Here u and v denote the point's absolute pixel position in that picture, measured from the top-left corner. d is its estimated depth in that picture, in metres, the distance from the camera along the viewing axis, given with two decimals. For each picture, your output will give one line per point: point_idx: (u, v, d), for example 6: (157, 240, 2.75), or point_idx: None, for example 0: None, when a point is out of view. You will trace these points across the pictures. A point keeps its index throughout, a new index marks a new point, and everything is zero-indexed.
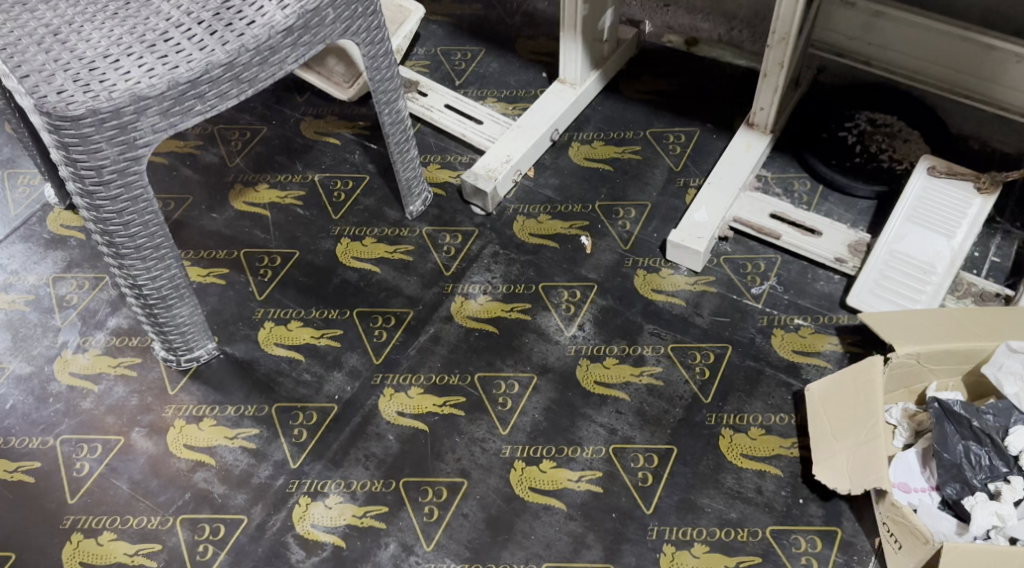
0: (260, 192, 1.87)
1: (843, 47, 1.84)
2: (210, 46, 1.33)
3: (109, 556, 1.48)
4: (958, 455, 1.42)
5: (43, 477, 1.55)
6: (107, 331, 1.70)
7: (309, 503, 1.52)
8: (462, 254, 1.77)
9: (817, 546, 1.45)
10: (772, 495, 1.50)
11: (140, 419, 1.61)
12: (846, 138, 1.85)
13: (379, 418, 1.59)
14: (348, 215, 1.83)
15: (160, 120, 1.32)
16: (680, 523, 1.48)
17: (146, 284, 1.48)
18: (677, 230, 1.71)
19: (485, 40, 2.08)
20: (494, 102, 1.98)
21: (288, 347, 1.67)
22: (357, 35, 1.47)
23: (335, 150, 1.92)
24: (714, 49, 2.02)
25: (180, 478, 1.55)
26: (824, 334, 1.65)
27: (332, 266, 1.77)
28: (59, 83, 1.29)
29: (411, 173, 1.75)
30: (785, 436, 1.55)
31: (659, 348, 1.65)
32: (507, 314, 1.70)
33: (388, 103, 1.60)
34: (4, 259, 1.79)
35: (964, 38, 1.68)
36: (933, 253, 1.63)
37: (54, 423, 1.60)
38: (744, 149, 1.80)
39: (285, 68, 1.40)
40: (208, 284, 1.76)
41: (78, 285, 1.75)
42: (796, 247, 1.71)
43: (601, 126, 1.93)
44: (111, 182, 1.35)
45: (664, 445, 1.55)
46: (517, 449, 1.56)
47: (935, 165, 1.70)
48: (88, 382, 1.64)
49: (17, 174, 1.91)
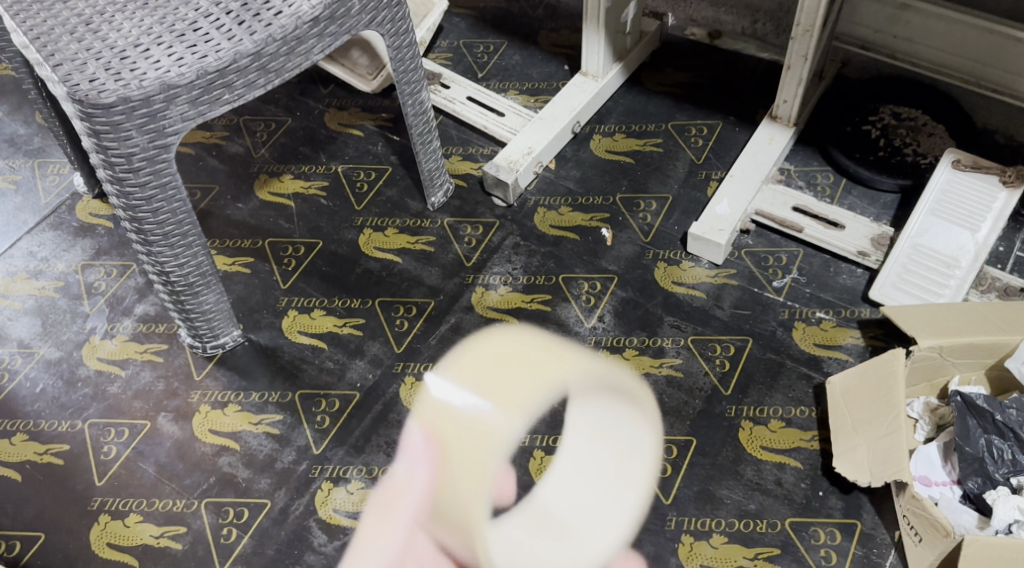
0: (284, 182, 1.90)
1: (868, 40, 1.83)
2: (238, 37, 1.35)
3: (136, 538, 1.51)
4: (980, 449, 1.42)
5: (72, 459, 1.59)
6: (134, 318, 1.73)
7: (331, 488, 1.54)
8: (483, 245, 1.78)
9: (836, 538, 1.45)
10: (791, 487, 1.50)
11: (166, 405, 1.64)
12: (869, 132, 1.85)
13: (399, 406, 1.61)
14: (371, 205, 1.85)
15: (188, 108, 1.35)
16: (698, 513, 1.49)
17: (174, 270, 1.50)
18: (699, 223, 1.71)
19: (508, 32, 2.10)
20: (516, 95, 1.99)
21: (311, 336, 1.70)
22: (382, 26, 1.49)
23: (358, 142, 1.95)
24: (737, 42, 2.01)
25: (205, 462, 1.57)
26: (845, 327, 1.65)
27: (355, 255, 1.79)
28: (91, 71, 1.32)
29: (434, 164, 1.76)
30: (805, 429, 1.55)
31: (679, 340, 1.65)
32: (527, 305, 1.71)
33: (412, 94, 1.62)
34: (34, 247, 1.83)
35: (990, 30, 1.67)
36: (958, 247, 1.62)
37: (82, 407, 1.64)
38: (766, 142, 1.80)
39: (311, 58, 1.42)
40: (233, 273, 1.79)
41: (106, 273, 1.79)
42: (818, 240, 1.71)
43: (622, 118, 1.94)
44: (140, 169, 1.37)
45: (683, 436, 1.56)
46: (537, 438, 1.57)
47: (961, 158, 1.69)
48: (116, 367, 1.68)
49: (47, 164, 1.95)
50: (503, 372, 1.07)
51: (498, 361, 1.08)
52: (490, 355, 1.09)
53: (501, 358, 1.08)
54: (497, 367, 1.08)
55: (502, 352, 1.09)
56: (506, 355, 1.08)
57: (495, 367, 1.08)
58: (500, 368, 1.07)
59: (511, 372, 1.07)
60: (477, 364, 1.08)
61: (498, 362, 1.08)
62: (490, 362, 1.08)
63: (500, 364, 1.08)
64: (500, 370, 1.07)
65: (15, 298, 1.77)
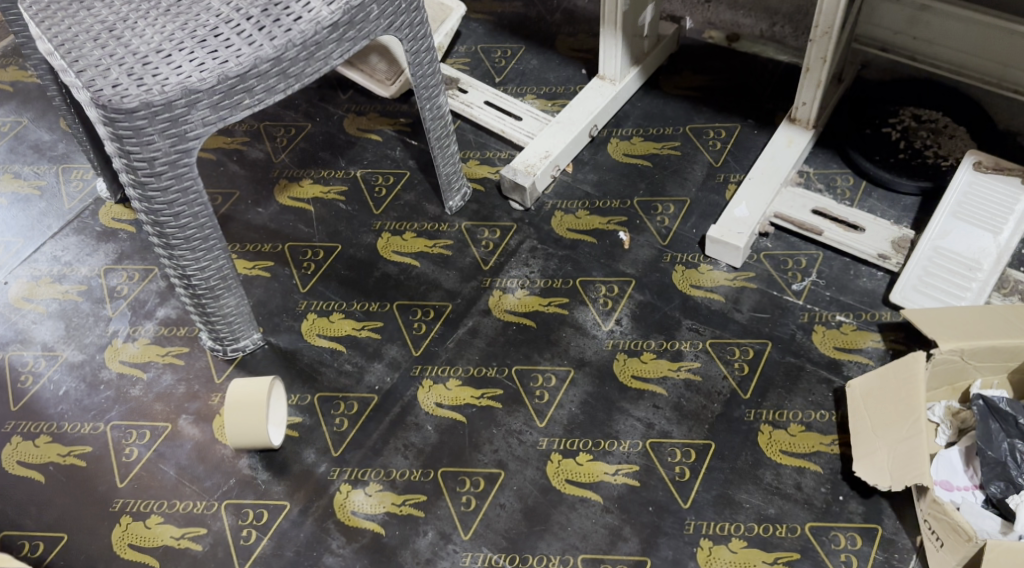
0: (303, 187, 1.92)
1: (887, 42, 1.81)
2: (259, 42, 1.36)
3: (157, 539, 1.52)
4: (1003, 454, 1.40)
5: (94, 461, 1.61)
6: (156, 321, 1.76)
7: (350, 490, 1.55)
8: (500, 249, 1.79)
9: (857, 543, 1.44)
10: (811, 491, 1.49)
11: (187, 407, 1.65)
12: (890, 134, 1.83)
13: (417, 409, 1.62)
14: (388, 210, 1.86)
15: (210, 113, 1.36)
16: (717, 517, 1.48)
17: (195, 274, 1.52)
18: (716, 226, 1.70)
19: (526, 37, 2.11)
20: (534, 99, 2.00)
21: (330, 339, 1.71)
22: (400, 31, 1.49)
23: (376, 146, 1.96)
24: (756, 45, 2.01)
25: (225, 464, 1.59)
26: (866, 331, 1.63)
27: (373, 259, 1.80)
28: (114, 77, 1.34)
29: (451, 168, 1.78)
30: (825, 433, 1.54)
31: (697, 344, 1.65)
32: (544, 308, 1.71)
33: (430, 98, 1.63)
34: (58, 251, 1.86)
35: (1013, 31, 1.65)
36: (980, 250, 1.61)
37: (105, 409, 1.66)
38: (785, 144, 1.79)
39: (330, 63, 1.43)
40: (253, 277, 1.80)
41: (129, 277, 1.81)
42: (838, 243, 1.70)
43: (640, 121, 1.94)
44: (162, 173, 1.39)
45: (701, 440, 1.55)
46: (554, 441, 1.57)
47: (982, 160, 1.68)
48: (137, 370, 1.70)
49: (71, 169, 1.98)
50: (248, 419, 1.52)
51: (248, 403, 1.53)
52: (241, 436, 1.53)
53: (249, 406, 1.53)
54: (252, 433, 1.53)
55: (240, 410, 1.53)
56: (244, 399, 1.53)
57: (234, 436, 1.53)
58: (236, 424, 1.53)
59: (262, 415, 1.53)
60: (259, 398, 1.54)
61: (244, 414, 1.53)
62: (239, 434, 1.53)
63: (250, 432, 1.53)
64: (252, 426, 1.53)
65: (39, 301, 1.79)
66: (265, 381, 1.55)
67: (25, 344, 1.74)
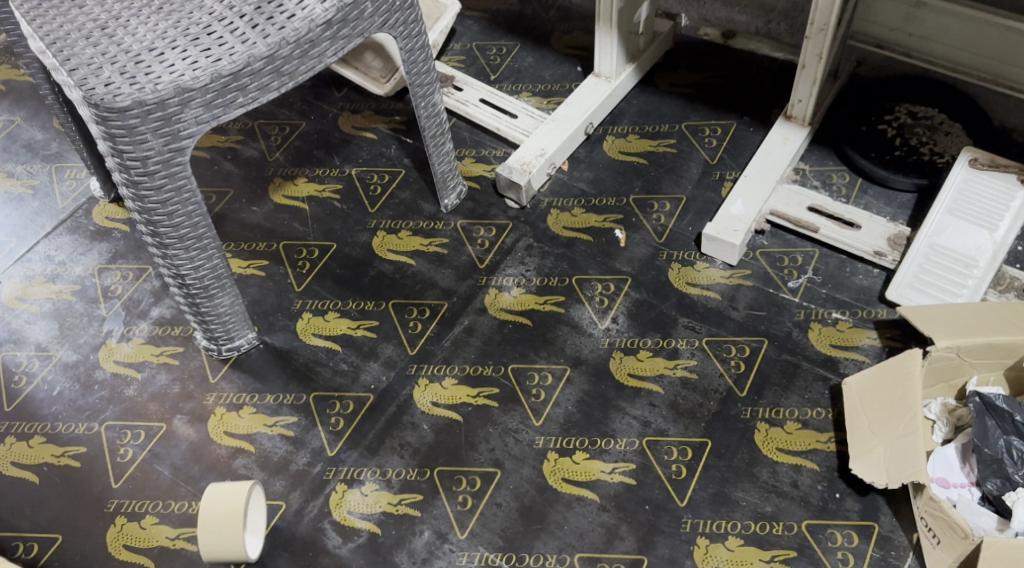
0: (298, 186, 1.91)
1: (882, 39, 1.81)
2: (252, 40, 1.35)
3: (152, 540, 1.52)
4: (1000, 450, 1.40)
5: (89, 461, 1.60)
6: (151, 320, 1.75)
7: (345, 490, 1.54)
8: (496, 247, 1.79)
9: (853, 541, 1.44)
10: (808, 489, 1.49)
11: (182, 407, 1.65)
12: (886, 131, 1.83)
13: (413, 408, 1.61)
14: (384, 208, 1.86)
15: (203, 111, 1.35)
16: (714, 516, 1.48)
17: (189, 273, 1.51)
18: (713, 224, 1.70)
19: (521, 35, 2.10)
20: (529, 97, 2.00)
21: (325, 338, 1.70)
22: (395, 28, 1.49)
23: (371, 144, 1.96)
24: (751, 42, 2.01)
25: (220, 464, 1.58)
26: (862, 328, 1.63)
27: (369, 258, 1.79)
28: (107, 75, 1.33)
29: (447, 166, 1.77)
30: (821, 430, 1.54)
31: (693, 342, 1.64)
32: (540, 307, 1.71)
33: (424, 96, 1.62)
34: (51, 251, 1.85)
35: (1008, 28, 1.65)
36: (976, 247, 1.61)
37: (99, 409, 1.65)
38: (781, 142, 1.79)
39: (324, 61, 1.42)
40: (248, 276, 1.80)
41: (123, 276, 1.80)
42: (834, 240, 1.69)
43: (636, 119, 1.93)
44: (156, 172, 1.38)
45: (698, 438, 1.55)
46: (551, 440, 1.57)
47: (977, 156, 1.68)
48: (132, 370, 1.69)
49: (64, 168, 1.97)
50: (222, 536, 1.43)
51: (223, 518, 1.44)
52: (216, 552, 1.44)
53: (221, 521, 1.44)
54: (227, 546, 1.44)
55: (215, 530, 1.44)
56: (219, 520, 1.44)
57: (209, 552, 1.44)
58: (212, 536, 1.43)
59: (238, 530, 1.44)
60: (233, 507, 1.44)
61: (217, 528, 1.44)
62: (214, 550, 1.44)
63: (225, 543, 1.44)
64: (226, 541, 1.43)
65: (33, 301, 1.78)
66: (240, 495, 1.46)
67: (19, 344, 1.74)
